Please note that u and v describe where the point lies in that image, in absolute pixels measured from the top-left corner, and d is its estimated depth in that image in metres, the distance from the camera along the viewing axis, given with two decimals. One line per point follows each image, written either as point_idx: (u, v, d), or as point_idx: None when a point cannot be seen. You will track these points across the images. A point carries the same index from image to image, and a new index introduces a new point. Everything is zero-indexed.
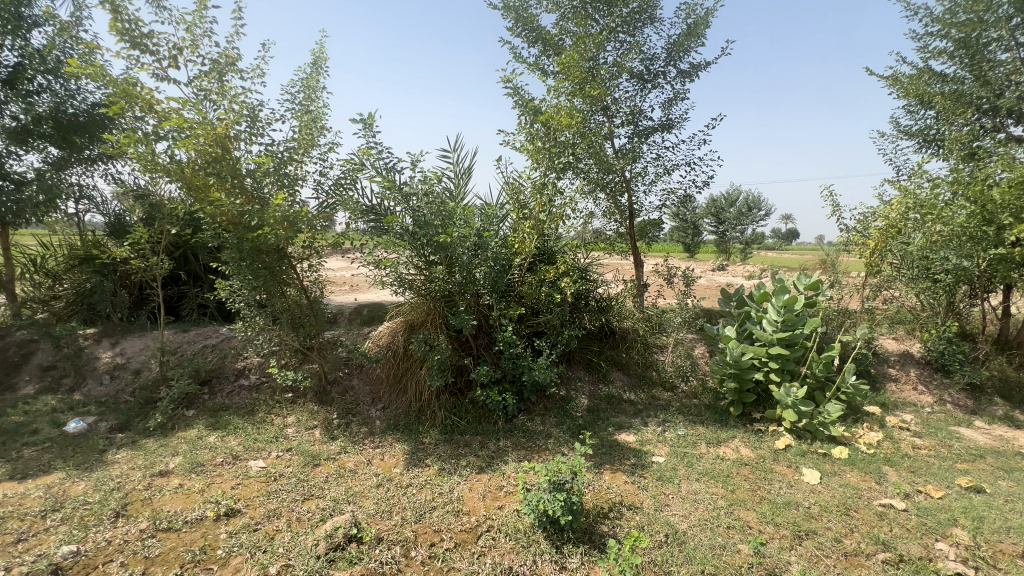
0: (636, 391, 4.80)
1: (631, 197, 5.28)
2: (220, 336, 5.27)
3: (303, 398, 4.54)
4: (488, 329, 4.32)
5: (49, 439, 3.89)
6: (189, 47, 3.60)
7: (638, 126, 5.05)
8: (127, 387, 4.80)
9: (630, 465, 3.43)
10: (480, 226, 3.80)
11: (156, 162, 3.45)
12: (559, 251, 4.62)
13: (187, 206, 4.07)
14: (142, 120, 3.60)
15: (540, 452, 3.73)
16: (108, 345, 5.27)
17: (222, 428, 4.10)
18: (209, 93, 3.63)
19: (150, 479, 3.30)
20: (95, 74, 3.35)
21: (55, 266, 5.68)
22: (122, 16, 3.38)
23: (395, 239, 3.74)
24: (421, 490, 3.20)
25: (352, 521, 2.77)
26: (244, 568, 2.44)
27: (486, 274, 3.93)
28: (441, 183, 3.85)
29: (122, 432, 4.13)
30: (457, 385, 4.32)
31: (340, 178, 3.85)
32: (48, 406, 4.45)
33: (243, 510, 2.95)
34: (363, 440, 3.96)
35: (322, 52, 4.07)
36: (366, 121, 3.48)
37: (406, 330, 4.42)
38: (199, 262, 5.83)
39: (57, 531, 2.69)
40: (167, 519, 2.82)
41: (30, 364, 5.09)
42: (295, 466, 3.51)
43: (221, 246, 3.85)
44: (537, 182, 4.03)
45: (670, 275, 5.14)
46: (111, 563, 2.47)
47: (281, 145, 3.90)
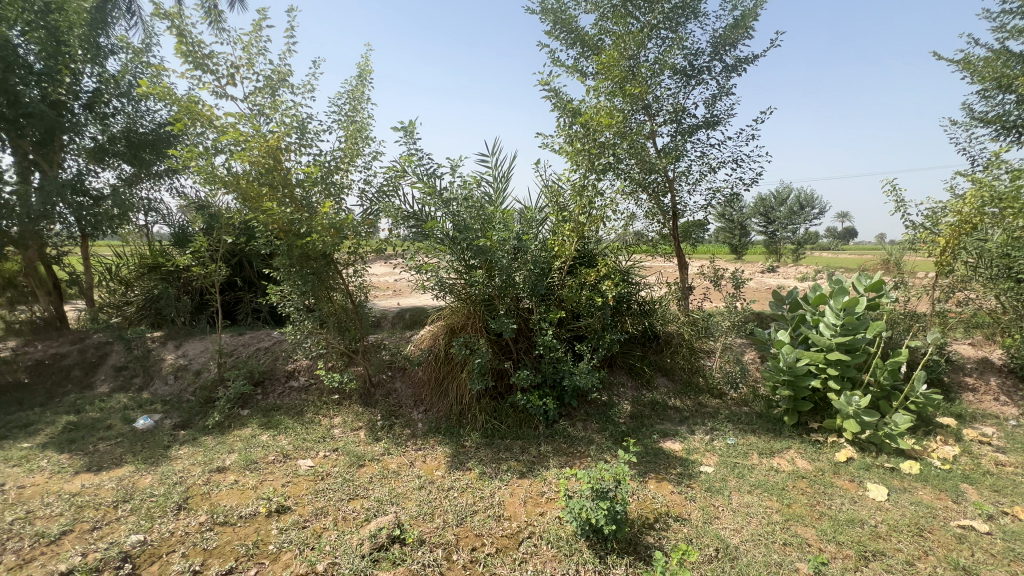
0: (682, 398, 4.63)
1: (674, 197, 5.11)
2: (272, 339, 5.51)
3: (349, 400, 4.67)
4: (528, 332, 4.30)
5: (121, 434, 4.19)
6: (246, 66, 3.80)
7: (681, 124, 4.90)
8: (189, 387, 5.10)
9: (676, 475, 3.30)
10: (520, 230, 3.81)
11: (214, 174, 3.66)
12: (600, 253, 4.54)
13: (242, 215, 4.29)
14: (203, 135, 3.82)
15: (582, 458, 3.66)
16: (172, 347, 5.63)
17: (274, 427, 4.29)
18: (263, 108, 3.81)
19: (209, 474, 3.48)
20: (162, 94, 3.60)
21: (127, 274, 6.16)
22: (187, 39, 3.62)
23: (435, 244, 3.77)
24: (462, 494, 3.21)
25: (396, 522, 2.81)
26: (293, 565, 2.51)
27: (525, 278, 3.91)
28: (480, 188, 3.86)
29: (184, 429, 4.39)
30: (497, 388, 4.32)
31: (383, 185, 3.96)
32: (120, 404, 4.80)
33: (293, 508, 3.06)
34: (406, 442, 4.02)
35: (367, 65, 4.20)
36: (407, 129, 3.55)
37: (447, 334, 4.46)
38: (253, 269, 6.14)
39: (126, 521, 2.88)
40: (223, 513, 2.96)
41: (105, 364, 5.51)
42: (342, 466, 3.61)
43: (273, 253, 4.04)
44: (576, 184, 3.98)
45: (717, 277, 4.92)
46: (173, 553, 2.61)
47: (328, 155, 4.06)
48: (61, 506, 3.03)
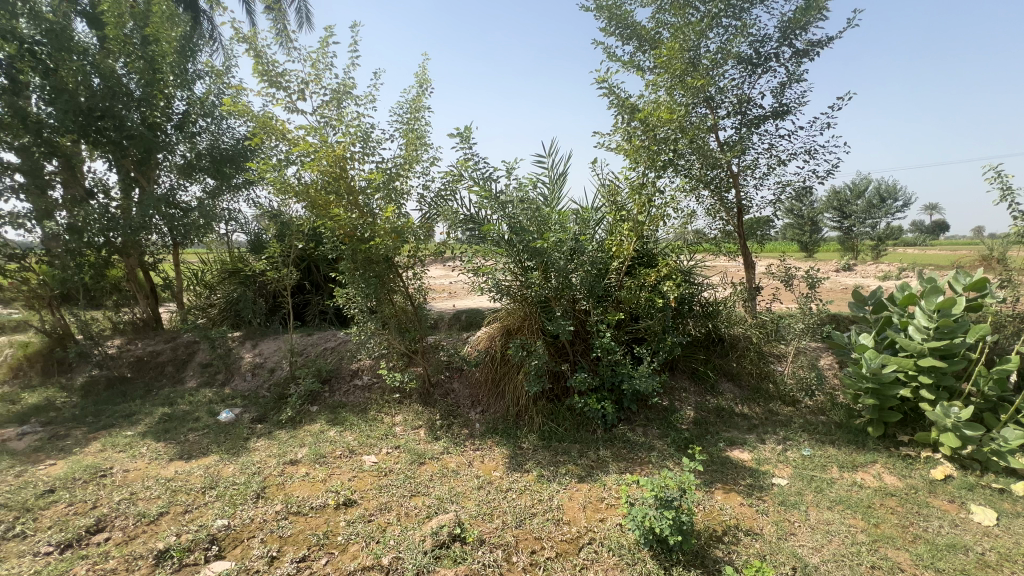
0: (750, 404, 4.38)
1: (738, 192, 4.85)
2: (338, 340, 5.78)
3: (409, 399, 4.82)
4: (585, 334, 4.24)
5: (207, 426, 4.56)
6: (314, 81, 4.02)
7: (747, 116, 4.65)
8: (264, 383, 5.47)
9: (745, 486, 3.12)
10: (576, 231, 3.76)
11: (287, 184, 3.90)
12: (659, 253, 4.38)
13: (311, 222, 4.54)
14: (276, 148, 4.09)
15: (643, 465, 3.55)
16: (250, 346, 6.07)
17: (340, 424, 4.50)
18: (330, 120, 4.02)
19: (283, 466, 3.71)
20: (242, 112, 3.89)
21: (211, 279, 6.71)
22: (263, 59, 3.89)
23: (492, 247, 3.79)
24: (521, 495, 3.21)
25: (456, 521, 2.86)
26: (360, 557, 2.62)
27: (583, 279, 3.85)
28: (536, 190, 3.86)
29: (261, 423, 4.71)
30: (554, 391, 4.28)
31: (441, 190, 4.05)
32: (206, 398, 5.24)
33: (358, 502, 3.19)
34: (464, 441, 4.09)
35: (425, 73, 4.32)
36: (464, 134, 3.61)
37: (503, 335, 4.48)
38: (320, 273, 6.49)
39: (212, 506, 3.13)
40: (297, 503, 3.14)
41: (193, 361, 6.04)
42: (404, 463, 3.72)
43: (340, 257, 4.27)
44: (634, 183, 3.87)
45: (789, 277, 4.61)
46: (253, 539, 2.80)
47: (390, 162, 4.21)
48: (158, 489, 3.35)
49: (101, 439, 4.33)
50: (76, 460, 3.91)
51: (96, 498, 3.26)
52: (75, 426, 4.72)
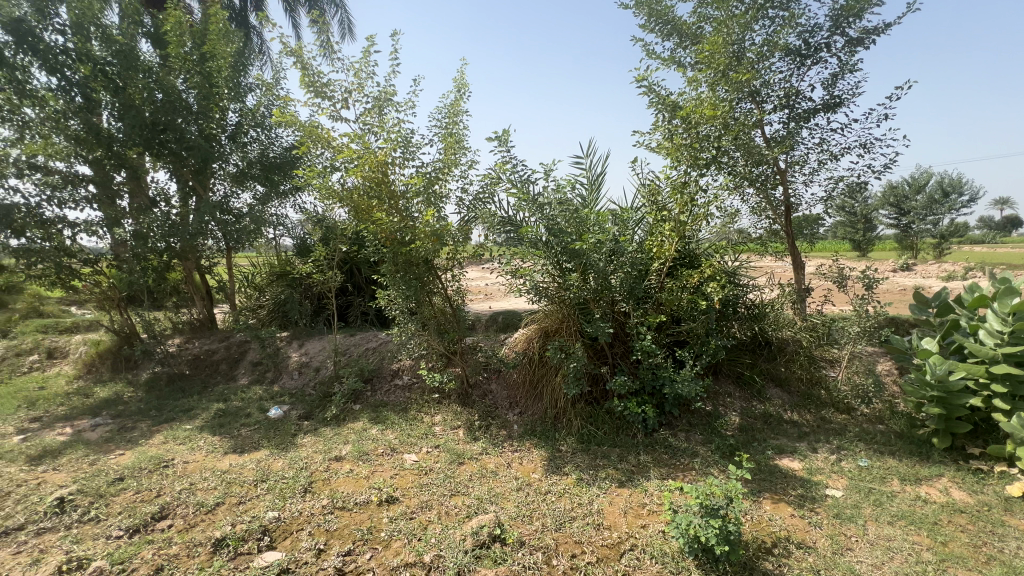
0: (799, 411, 4.19)
1: (786, 189, 4.66)
2: (379, 340, 5.94)
3: (448, 399, 4.88)
4: (624, 336, 4.17)
5: (258, 422, 4.79)
6: (357, 90, 4.14)
7: (795, 110, 4.46)
8: (310, 382, 5.68)
9: (796, 497, 2.99)
10: (616, 232, 3.71)
11: (332, 190, 4.04)
12: (702, 254, 4.26)
13: (353, 226, 4.68)
14: (322, 155, 4.26)
15: (685, 471, 3.46)
16: (297, 346, 6.32)
17: (382, 422, 4.62)
18: (372, 127, 4.13)
19: (329, 462, 3.84)
20: (290, 122, 4.06)
21: (260, 281, 7.03)
22: (309, 71, 4.05)
23: (530, 249, 3.80)
24: (560, 498, 3.19)
25: (496, 522, 2.87)
26: (403, 553, 2.67)
27: (622, 280, 3.79)
28: (574, 191, 3.83)
29: (307, 419, 4.90)
30: (593, 394, 4.23)
31: (480, 193, 4.10)
32: (256, 395, 5.50)
33: (400, 499, 3.27)
34: (502, 443, 4.10)
35: (463, 78, 4.37)
36: (502, 138, 3.64)
37: (541, 337, 4.47)
38: (362, 275, 6.69)
39: (264, 499, 3.27)
40: (342, 498, 3.24)
41: (245, 359, 6.34)
42: (443, 462, 3.78)
43: (381, 260, 4.38)
44: (676, 182, 3.78)
45: (842, 277, 4.38)
46: (302, 531, 2.91)
47: (429, 166, 4.29)
48: (215, 481, 3.54)
49: (163, 432, 4.62)
50: (141, 450, 4.18)
51: (159, 486, 3.48)
52: (140, 419, 5.06)
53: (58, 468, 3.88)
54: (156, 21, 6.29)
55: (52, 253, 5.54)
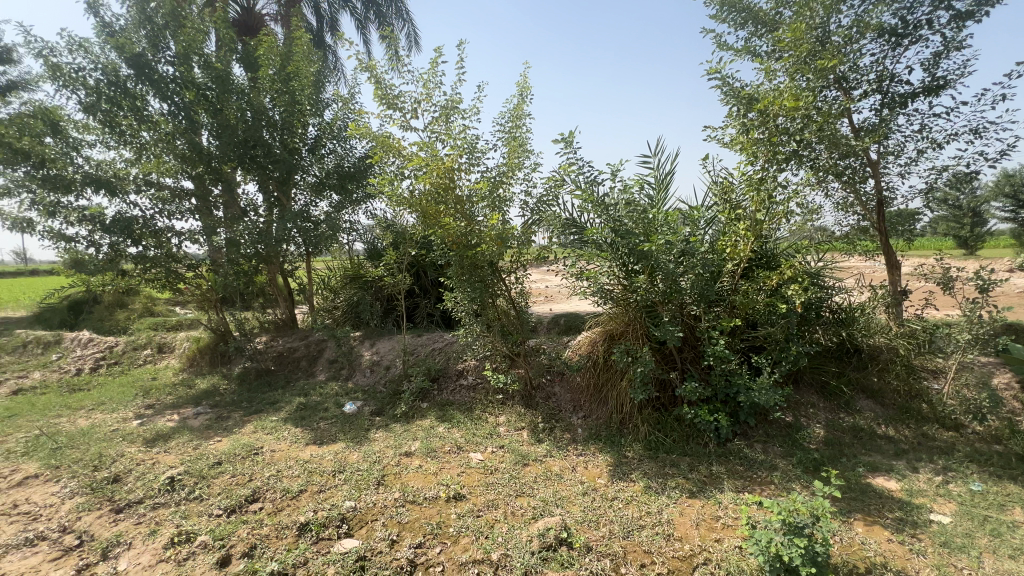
0: (896, 426, 3.81)
1: (878, 182, 4.27)
2: (445, 340, 6.12)
3: (512, 400, 4.94)
4: (694, 341, 4.01)
5: (335, 416, 5.10)
6: (426, 99, 4.29)
7: (890, 95, 4.08)
8: (381, 379, 5.96)
9: (894, 520, 2.71)
10: (686, 232, 3.57)
11: (402, 196, 4.22)
12: (781, 254, 3.99)
13: (421, 230, 4.86)
14: (393, 164, 4.46)
15: (764, 485, 3.26)
16: (369, 345, 6.67)
17: (449, 421, 4.76)
18: (439, 134, 4.28)
19: (399, 457, 4.01)
20: (364, 133, 4.29)
21: (335, 283, 7.49)
22: (382, 85, 4.27)
23: (596, 251, 3.75)
24: (627, 506, 3.12)
25: (562, 525, 2.87)
26: (471, 550, 2.73)
27: (693, 283, 3.62)
28: (642, 191, 3.73)
29: (378, 415, 5.14)
30: (661, 399, 4.10)
31: (544, 196, 4.10)
32: (333, 391, 5.86)
33: (467, 496, 3.35)
34: (566, 446, 4.08)
35: (526, 82, 4.40)
36: (567, 140, 3.62)
37: (605, 340, 4.40)
38: (429, 278, 6.93)
39: (342, 489, 3.48)
40: (412, 493, 3.38)
41: (322, 357, 6.77)
42: (508, 462, 3.82)
43: (448, 264, 4.51)
44: (752, 178, 3.59)
45: (948, 278, 3.93)
46: (376, 522, 3.06)
47: (494, 171, 4.36)
48: (299, 469, 3.81)
49: (254, 422, 5.06)
50: (236, 438, 4.60)
51: (251, 472, 3.81)
52: (234, 409, 5.56)
53: (168, 450, 4.36)
54: (247, 48, 6.90)
55: (162, 259, 6.24)
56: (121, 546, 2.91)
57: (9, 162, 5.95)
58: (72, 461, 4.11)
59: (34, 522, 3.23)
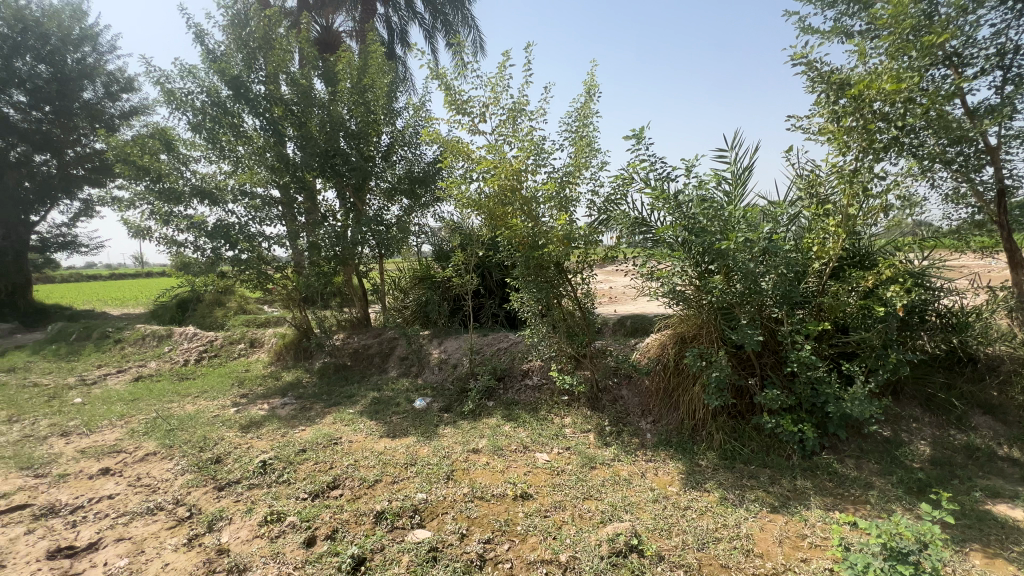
0: (1020, 447, 3.34)
1: (997, 170, 3.77)
2: (510, 340, 6.19)
3: (578, 402, 4.89)
4: (775, 345, 3.76)
5: (406, 410, 5.33)
6: (493, 103, 4.36)
7: (1014, 70, 3.58)
8: (448, 377, 6.14)
9: (1022, 555, 2.38)
10: (767, 229, 3.35)
11: (471, 199, 4.31)
12: (877, 252, 3.64)
13: (487, 232, 4.94)
14: (462, 167, 4.58)
15: (858, 504, 2.99)
16: (437, 343, 6.89)
17: (514, 420, 4.80)
18: (507, 137, 4.33)
19: (467, 453, 4.11)
20: (434, 139, 4.44)
21: (405, 284, 7.82)
22: (452, 91, 4.40)
23: (668, 250, 3.63)
24: (702, 516, 2.99)
25: (633, 531, 2.80)
26: (539, 549, 2.75)
27: (775, 283, 3.40)
28: (717, 188, 3.56)
29: (447, 412, 5.31)
30: (737, 407, 3.88)
31: (612, 195, 4.03)
32: (404, 387, 6.12)
33: (535, 496, 3.36)
34: (635, 451, 3.97)
35: (593, 80, 4.34)
36: (639, 136, 3.53)
37: (676, 343, 4.23)
38: (494, 279, 7.06)
39: (414, 481, 3.63)
40: (481, 489, 3.45)
41: (394, 354, 7.10)
42: (575, 464, 3.79)
43: (514, 264, 4.55)
44: (844, 170, 3.30)
45: None
46: (447, 515, 3.16)
47: (560, 171, 4.35)
48: (374, 460, 4.02)
49: (333, 414, 5.40)
50: (318, 428, 4.94)
51: (332, 460, 4.07)
52: (316, 401, 5.97)
53: (260, 436, 4.77)
54: (327, 64, 7.40)
55: (255, 262, 6.84)
56: (224, 520, 3.22)
57: (132, 178, 6.78)
58: (182, 441, 4.61)
59: (153, 493, 3.67)
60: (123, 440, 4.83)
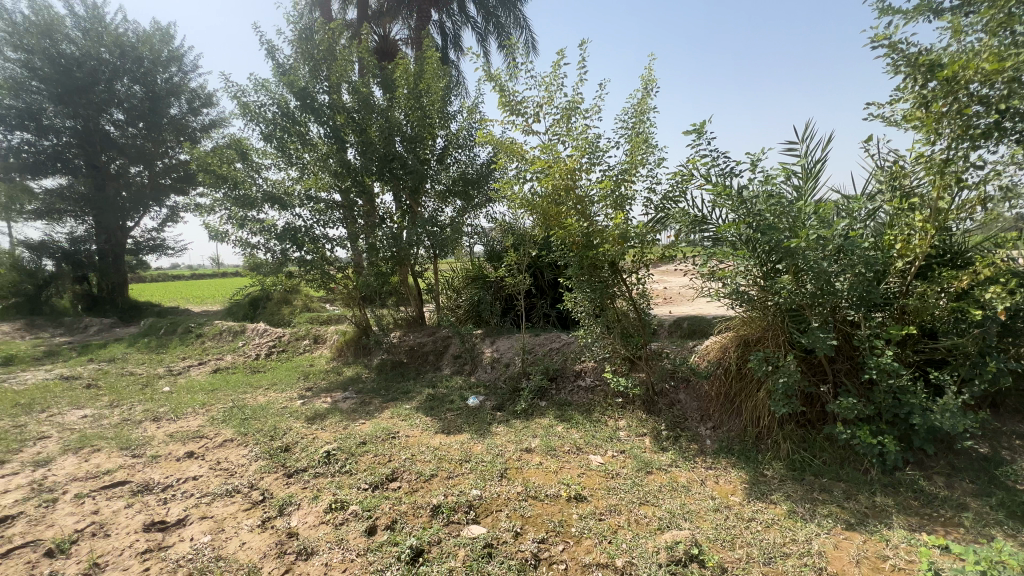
0: None
1: None
2: (562, 341, 6.16)
3: (632, 405, 4.79)
4: (850, 351, 3.51)
5: (460, 408, 5.43)
6: (547, 103, 4.35)
7: None
8: (501, 376, 6.19)
9: None
10: (843, 226, 3.12)
11: (524, 199, 4.32)
12: (972, 249, 3.30)
13: (541, 231, 4.94)
14: (515, 168, 4.60)
15: (949, 527, 2.72)
16: (489, 343, 6.98)
17: (567, 421, 4.77)
18: (561, 136, 4.31)
19: (520, 452, 4.13)
20: (489, 140, 4.49)
21: (458, 283, 7.98)
22: (506, 92, 4.43)
23: (731, 249, 3.46)
24: (768, 529, 2.83)
25: (692, 540, 2.70)
26: (594, 552, 2.71)
27: (851, 284, 3.16)
28: (786, 183, 3.36)
29: (499, 410, 5.36)
30: (807, 415, 3.66)
31: (669, 192, 3.90)
32: (458, 384, 6.24)
33: (589, 498, 3.32)
34: (693, 458, 3.83)
35: (650, 75, 4.23)
36: (699, 130, 3.40)
37: (739, 346, 4.05)
38: (546, 279, 7.06)
39: (469, 477, 3.69)
40: (534, 488, 3.45)
41: (447, 352, 7.26)
42: (630, 468, 3.71)
43: (567, 264, 4.52)
44: (933, 160, 3.01)
45: None
46: (501, 513, 3.19)
47: (616, 169, 4.27)
48: (430, 455, 4.13)
49: (391, 409, 5.61)
50: (377, 422, 5.14)
51: (390, 453, 4.23)
52: (374, 396, 6.22)
53: (325, 428, 5.03)
54: (385, 72, 7.68)
55: (319, 262, 7.22)
56: (293, 505, 3.43)
57: (212, 186, 7.36)
58: (255, 430, 4.95)
59: (231, 477, 3.96)
60: (205, 426, 5.25)
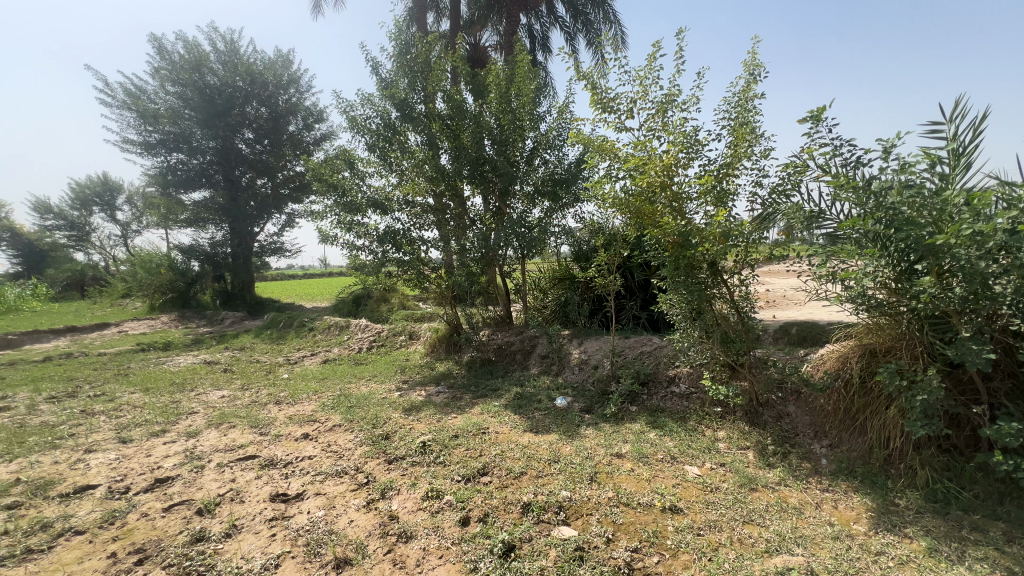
0: None
1: None
2: (654, 344, 5.92)
3: (733, 415, 4.46)
4: (1013, 367, 2.97)
5: (548, 408, 5.45)
6: (641, 98, 4.21)
7: None
8: (589, 378, 6.11)
9: None
10: (1005, 219, 2.65)
11: (616, 197, 4.21)
12: None
13: (632, 231, 4.78)
14: (606, 166, 4.50)
15: None
16: (577, 343, 6.93)
17: (660, 428, 4.58)
18: (656, 132, 4.15)
19: (610, 457, 4.03)
20: (579, 139, 4.45)
21: (545, 284, 8.01)
22: (598, 90, 4.36)
23: (856, 247, 3.09)
24: (902, 566, 2.48)
25: (808, 569, 2.45)
26: (693, 568, 2.58)
27: (1016, 287, 2.67)
28: (927, 171, 2.92)
29: (588, 413, 5.29)
30: (952, 439, 3.16)
31: (780, 186, 3.57)
32: (545, 384, 6.27)
33: (685, 511, 3.15)
34: (807, 477, 3.48)
35: (754, 60, 3.93)
36: (817, 117, 3.08)
37: (863, 356, 3.60)
38: (637, 279, 6.84)
39: (558, 478, 3.68)
40: (626, 495, 3.35)
41: (534, 352, 7.33)
42: (732, 483, 3.46)
43: (661, 265, 4.32)
44: None
45: None
46: (592, 516, 3.14)
47: (716, 163, 4.00)
48: (519, 453, 4.19)
49: (480, 405, 5.78)
50: (467, 417, 5.32)
51: (481, 448, 4.35)
52: (465, 392, 6.46)
53: (420, 420, 5.32)
54: (477, 79, 7.94)
55: (415, 263, 7.64)
56: (393, 490, 3.67)
57: (324, 194, 8.12)
58: (359, 417, 5.37)
59: (340, 459, 4.34)
60: (317, 411, 5.81)
